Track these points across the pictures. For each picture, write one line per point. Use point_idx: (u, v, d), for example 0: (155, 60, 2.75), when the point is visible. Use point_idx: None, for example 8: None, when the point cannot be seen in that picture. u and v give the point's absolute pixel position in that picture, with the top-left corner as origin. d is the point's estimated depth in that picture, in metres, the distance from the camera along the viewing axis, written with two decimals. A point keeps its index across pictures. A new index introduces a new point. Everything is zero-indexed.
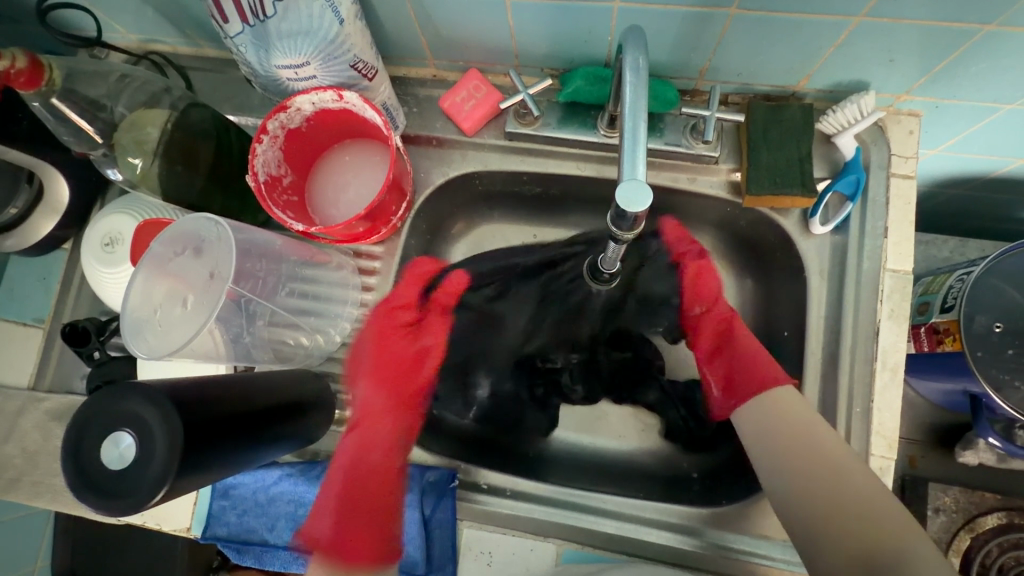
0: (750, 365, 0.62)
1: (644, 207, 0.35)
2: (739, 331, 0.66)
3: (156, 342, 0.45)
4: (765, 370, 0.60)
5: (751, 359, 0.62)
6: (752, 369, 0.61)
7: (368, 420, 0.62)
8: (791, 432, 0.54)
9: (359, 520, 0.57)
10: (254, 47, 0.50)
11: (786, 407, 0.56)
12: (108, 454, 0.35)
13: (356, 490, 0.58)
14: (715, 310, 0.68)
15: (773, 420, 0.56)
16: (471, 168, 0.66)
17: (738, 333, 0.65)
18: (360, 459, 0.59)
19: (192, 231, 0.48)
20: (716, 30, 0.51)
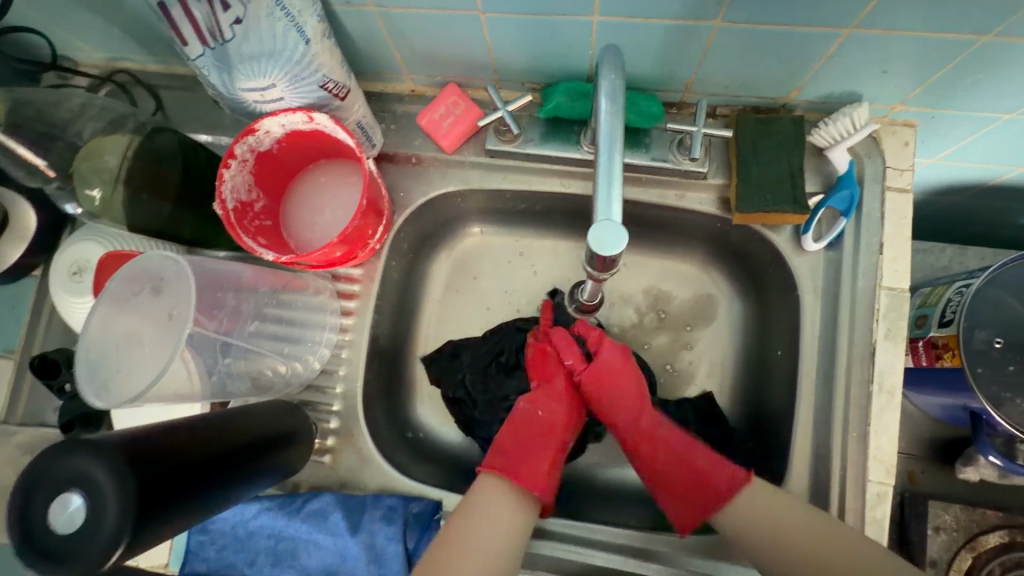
0: (680, 462, 0.56)
1: (618, 250, 0.33)
2: (652, 428, 0.59)
3: (118, 390, 0.44)
4: (718, 476, 0.54)
5: (679, 459, 0.56)
6: (695, 480, 0.55)
7: (540, 398, 0.62)
8: (764, 512, 0.51)
9: (533, 469, 0.56)
10: (217, 69, 0.47)
11: (742, 507, 0.52)
12: (56, 517, 0.33)
13: (517, 437, 0.58)
14: (634, 406, 0.60)
15: (755, 513, 0.51)
16: (452, 186, 0.64)
17: (658, 434, 0.58)
18: (536, 421, 0.60)
19: (150, 267, 0.46)
20: (701, 42, 0.49)
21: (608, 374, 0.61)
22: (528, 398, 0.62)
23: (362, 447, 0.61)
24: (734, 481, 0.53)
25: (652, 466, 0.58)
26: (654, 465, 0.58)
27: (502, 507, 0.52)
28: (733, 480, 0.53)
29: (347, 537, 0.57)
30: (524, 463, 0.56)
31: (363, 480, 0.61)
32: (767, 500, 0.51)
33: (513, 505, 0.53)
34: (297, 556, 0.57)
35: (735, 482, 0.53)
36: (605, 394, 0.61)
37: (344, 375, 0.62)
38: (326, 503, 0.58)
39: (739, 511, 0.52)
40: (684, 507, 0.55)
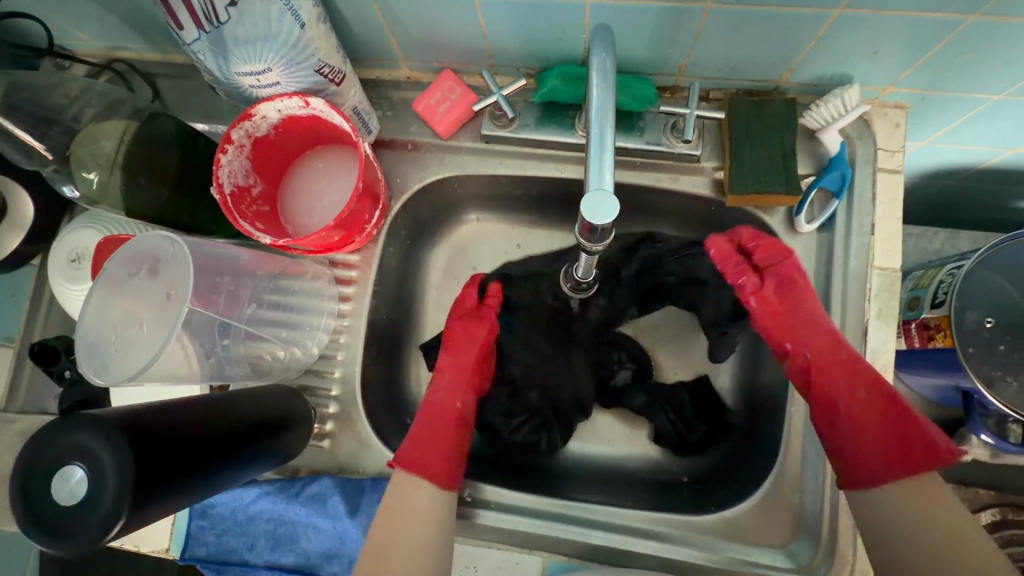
0: (897, 416, 0.50)
1: (611, 219, 0.33)
2: (852, 365, 0.53)
3: (116, 368, 0.44)
4: (931, 443, 0.48)
5: (879, 407, 0.51)
6: (903, 446, 0.49)
7: (456, 385, 0.63)
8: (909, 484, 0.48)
9: (439, 456, 0.57)
10: (212, 54, 0.48)
11: (900, 494, 0.47)
12: (59, 490, 0.34)
13: (427, 424, 0.58)
14: (824, 342, 0.55)
15: (894, 507, 0.47)
16: (449, 172, 0.65)
17: (860, 372, 0.53)
18: (445, 402, 0.61)
19: (147, 249, 0.47)
20: (693, 25, 0.49)
21: (793, 304, 0.57)
22: (431, 387, 0.62)
23: (361, 431, 0.61)
24: (940, 454, 0.48)
25: (848, 411, 0.52)
26: (851, 414, 0.52)
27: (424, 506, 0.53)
28: (949, 449, 0.48)
29: (345, 520, 0.57)
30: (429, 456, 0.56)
31: (362, 464, 0.61)
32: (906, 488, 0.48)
33: (425, 486, 0.54)
34: (296, 541, 0.58)
35: (947, 453, 0.48)
36: (792, 328, 0.57)
37: (343, 361, 0.63)
38: (325, 487, 0.58)
39: (919, 501, 0.47)
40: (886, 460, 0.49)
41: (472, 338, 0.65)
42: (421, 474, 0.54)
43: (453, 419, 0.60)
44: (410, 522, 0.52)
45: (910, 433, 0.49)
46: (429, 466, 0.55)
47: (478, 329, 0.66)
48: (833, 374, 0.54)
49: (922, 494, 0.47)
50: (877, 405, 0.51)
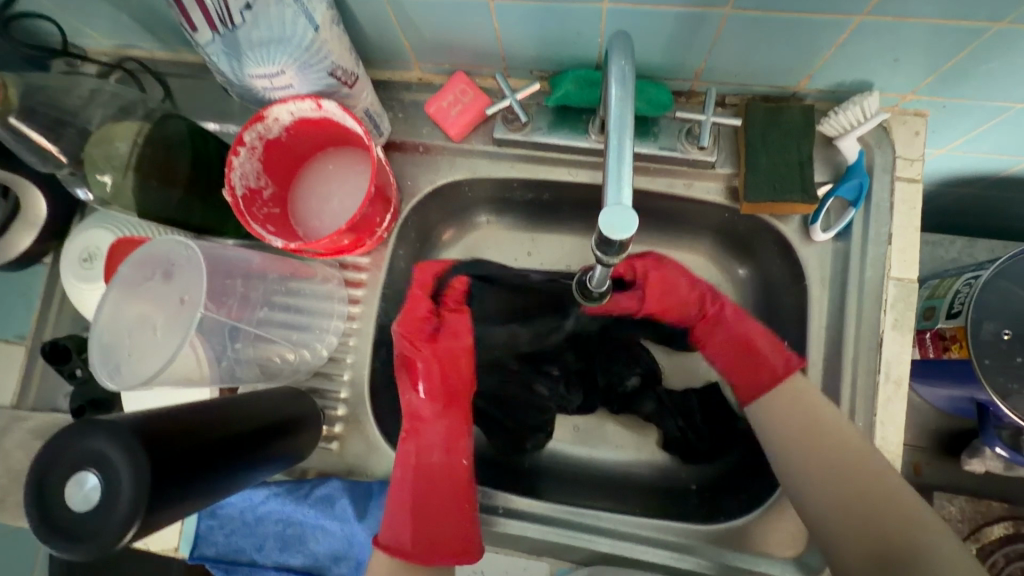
0: (742, 343, 0.60)
1: (629, 234, 0.33)
2: (718, 311, 0.63)
3: (128, 373, 0.44)
4: (772, 357, 0.57)
5: (737, 338, 0.61)
6: (755, 363, 0.58)
7: (453, 442, 0.62)
8: (803, 428, 0.52)
9: (451, 524, 0.56)
10: (226, 56, 0.47)
11: (787, 407, 0.54)
12: (73, 496, 0.34)
13: (423, 494, 0.57)
14: (691, 301, 0.65)
15: (783, 403, 0.55)
16: (460, 175, 0.64)
17: (721, 317, 0.63)
18: (437, 464, 0.60)
19: (161, 253, 0.47)
20: (712, 30, 0.48)
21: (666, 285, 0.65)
22: (416, 447, 0.59)
23: (369, 434, 0.61)
24: (789, 364, 0.56)
25: (717, 349, 0.63)
26: (716, 344, 0.63)
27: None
28: (789, 362, 0.56)
29: (354, 523, 0.57)
30: (415, 533, 0.55)
31: (370, 467, 0.61)
32: (798, 404, 0.54)
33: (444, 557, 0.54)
34: (305, 542, 0.58)
35: (791, 364, 0.56)
36: (661, 292, 0.65)
37: (352, 363, 0.63)
38: (334, 489, 0.58)
39: (782, 398, 0.55)
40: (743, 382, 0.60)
41: (429, 385, 0.62)
42: (434, 553, 0.54)
43: (446, 476, 0.59)
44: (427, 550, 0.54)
45: (763, 360, 0.58)
46: (440, 539, 0.55)
47: (437, 376, 0.63)
48: (712, 321, 0.63)
49: (795, 402, 0.54)
50: (739, 340, 0.61)
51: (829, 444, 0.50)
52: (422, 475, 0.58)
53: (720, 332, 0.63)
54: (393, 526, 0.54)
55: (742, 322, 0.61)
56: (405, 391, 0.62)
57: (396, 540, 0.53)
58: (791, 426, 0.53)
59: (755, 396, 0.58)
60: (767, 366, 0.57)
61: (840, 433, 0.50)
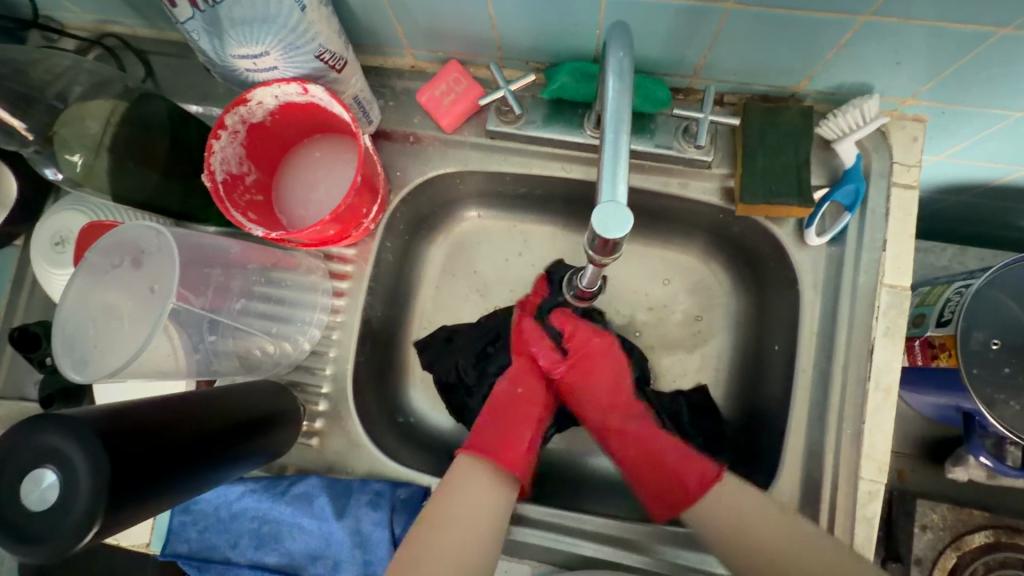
0: (653, 461, 0.55)
1: (622, 234, 0.32)
2: (628, 420, 0.58)
3: (96, 365, 0.42)
4: (689, 473, 0.52)
5: (647, 453, 0.55)
6: (663, 474, 0.53)
7: (521, 375, 0.60)
8: (732, 520, 0.48)
9: (510, 445, 0.53)
10: (207, 34, 0.45)
11: (717, 504, 0.49)
12: (28, 495, 0.32)
13: (499, 413, 0.56)
14: (611, 405, 0.59)
15: (718, 508, 0.49)
16: (451, 167, 0.63)
17: (628, 427, 0.58)
18: (517, 398, 0.58)
19: (132, 239, 0.44)
20: (713, 25, 0.47)
21: (591, 361, 0.60)
22: (506, 378, 0.60)
23: (351, 431, 0.60)
24: (706, 481, 0.51)
25: (624, 448, 0.57)
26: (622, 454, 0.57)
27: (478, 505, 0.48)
28: (706, 477, 0.51)
29: (332, 522, 0.56)
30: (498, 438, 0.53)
31: (351, 464, 0.59)
32: (727, 504, 0.49)
33: (492, 477, 0.50)
34: (281, 541, 0.56)
35: (708, 473, 0.51)
36: (583, 381, 0.60)
37: (335, 357, 0.61)
38: (313, 487, 0.57)
39: (707, 508, 0.50)
40: (657, 495, 0.54)
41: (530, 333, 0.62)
42: (490, 454, 0.52)
43: (531, 409, 0.58)
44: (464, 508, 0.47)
45: (676, 476, 0.53)
46: (503, 448, 0.53)
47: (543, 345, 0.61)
48: (619, 423, 0.58)
49: (728, 505, 0.49)
50: (649, 447, 0.56)
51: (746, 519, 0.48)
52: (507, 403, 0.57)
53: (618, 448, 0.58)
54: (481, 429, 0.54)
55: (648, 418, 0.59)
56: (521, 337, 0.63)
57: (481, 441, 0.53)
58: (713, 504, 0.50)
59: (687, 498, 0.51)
60: (690, 474, 0.52)
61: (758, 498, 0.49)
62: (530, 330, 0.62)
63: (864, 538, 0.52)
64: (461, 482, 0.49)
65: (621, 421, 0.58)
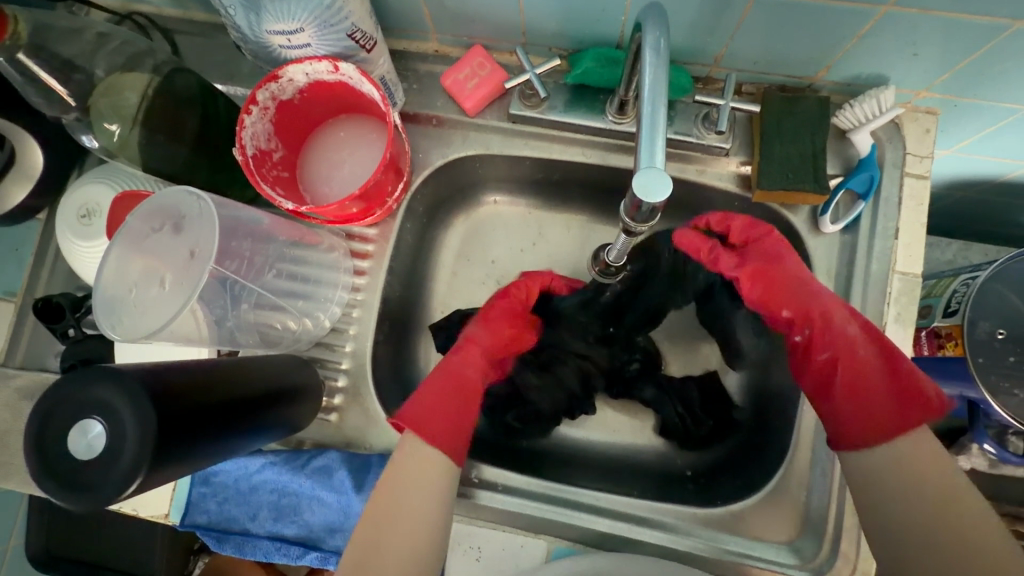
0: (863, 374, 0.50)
1: (662, 199, 0.33)
2: (841, 323, 0.52)
3: (131, 327, 0.43)
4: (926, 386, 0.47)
5: (880, 372, 0.49)
6: (871, 391, 0.49)
7: (480, 357, 0.60)
8: (901, 455, 0.45)
9: (453, 432, 0.53)
10: (244, 10, 0.46)
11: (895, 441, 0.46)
12: (75, 444, 0.33)
13: (452, 391, 0.55)
14: (809, 292, 0.55)
15: (888, 451, 0.46)
16: (472, 150, 0.64)
17: (854, 348, 0.51)
18: (465, 371, 0.58)
19: (172, 205, 0.46)
20: (737, 13, 0.48)
21: (776, 267, 0.56)
22: (458, 357, 0.59)
23: (370, 407, 0.61)
24: (926, 412, 0.47)
25: (834, 359, 0.52)
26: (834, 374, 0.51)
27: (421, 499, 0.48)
28: (932, 405, 0.47)
29: (351, 495, 0.57)
30: (437, 421, 0.52)
31: (369, 439, 0.60)
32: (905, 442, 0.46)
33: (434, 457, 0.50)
34: (300, 513, 0.57)
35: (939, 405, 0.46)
36: (778, 286, 0.56)
37: (355, 335, 0.62)
38: (332, 460, 0.58)
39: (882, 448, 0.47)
40: (885, 411, 0.48)
41: (499, 324, 0.63)
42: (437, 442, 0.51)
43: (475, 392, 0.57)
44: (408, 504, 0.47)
45: (902, 381, 0.48)
46: (449, 432, 0.52)
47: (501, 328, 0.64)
48: (824, 335, 0.53)
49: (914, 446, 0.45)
50: (870, 356, 0.50)
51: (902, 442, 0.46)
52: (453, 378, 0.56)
53: (842, 370, 0.51)
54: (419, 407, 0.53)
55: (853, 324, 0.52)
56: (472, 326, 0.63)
57: (419, 417, 0.52)
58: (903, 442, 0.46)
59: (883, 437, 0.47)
60: (921, 388, 0.48)
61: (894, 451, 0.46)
62: (740, 221, 0.59)
63: None
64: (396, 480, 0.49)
65: (828, 335, 0.53)
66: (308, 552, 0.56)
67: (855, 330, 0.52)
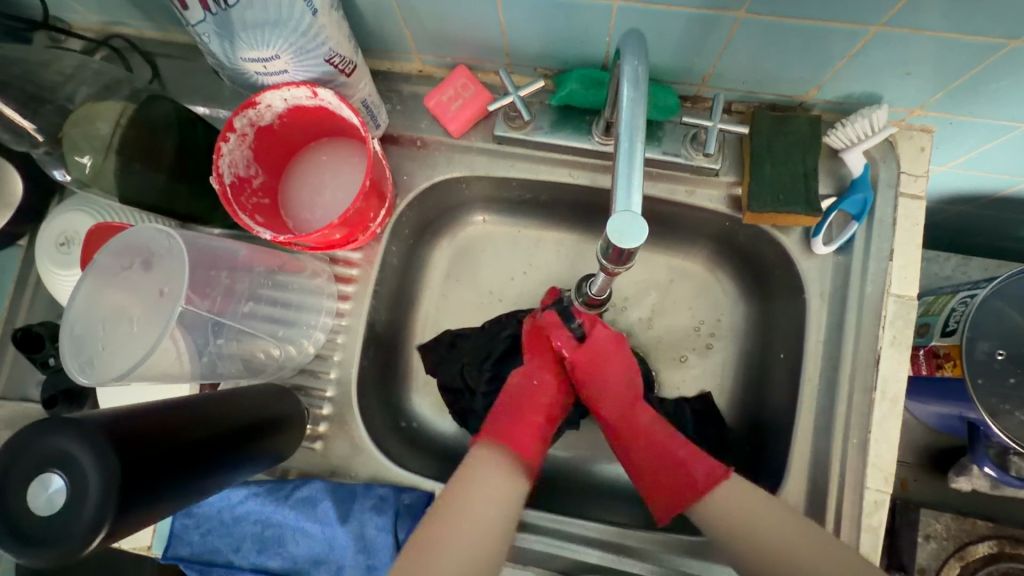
0: (659, 452, 0.54)
1: (638, 243, 0.33)
2: (647, 419, 0.57)
3: (102, 368, 0.43)
4: (697, 468, 0.51)
5: (656, 450, 0.54)
6: (672, 467, 0.52)
7: (534, 367, 0.61)
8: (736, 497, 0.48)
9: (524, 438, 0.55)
10: (218, 37, 0.45)
11: (718, 497, 0.49)
12: (35, 498, 0.32)
13: (513, 409, 0.57)
14: (623, 398, 0.59)
15: (733, 505, 0.48)
16: (457, 171, 0.63)
17: (639, 427, 0.56)
18: (533, 393, 0.59)
19: (141, 242, 0.45)
20: (723, 33, 0.47)
21: (599, 356, 0.59)
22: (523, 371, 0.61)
23: (355, 435, 0.60)
24: (716, 476, 0.50)
25: (630, 447, 0.56)
26: (632, 459, 0.55)
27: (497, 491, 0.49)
28: (714, 474, 0.50)
29: (335, 526, 0.55)
30: (516, 436, 0.54)
31: (355, 468, 0.59)
32: (740, 499, 0.48)
33: (510, 476, 0.50)
34: (284, 545, 0.56)
35: (717, 475, 0.50)
36: (597, 374, 0.59)
37: (339, 361, 0.61)
38: (316, 491, 0.56)
39: (717, 504, 0.48)
40: (658, 490, 0.52)
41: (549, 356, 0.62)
42: (512, 451, 0.53)
43: (545, 413, 0.58)
44: (483, 496, 0.48)
45: (681, 466, 0.52)
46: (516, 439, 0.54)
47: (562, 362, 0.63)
48: (626, 423, 0.57)
49: (744, 498, 0.48)
50: (664, 437, 0.55)
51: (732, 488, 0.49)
52: (520, 399, 0.58)
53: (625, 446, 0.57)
54: (495, 427, 0.55)
55: (659, 420, 0.57)
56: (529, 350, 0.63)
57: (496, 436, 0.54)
58: (728, 500, 0.48)
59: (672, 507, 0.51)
60: (693, 471, 0.51)
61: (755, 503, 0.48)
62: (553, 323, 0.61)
63: (871, 549, 0.51)
64: (484, 468, 0.50)
65: (631, 416, 0.57)
66: None
67: (655, 419, 0.57)
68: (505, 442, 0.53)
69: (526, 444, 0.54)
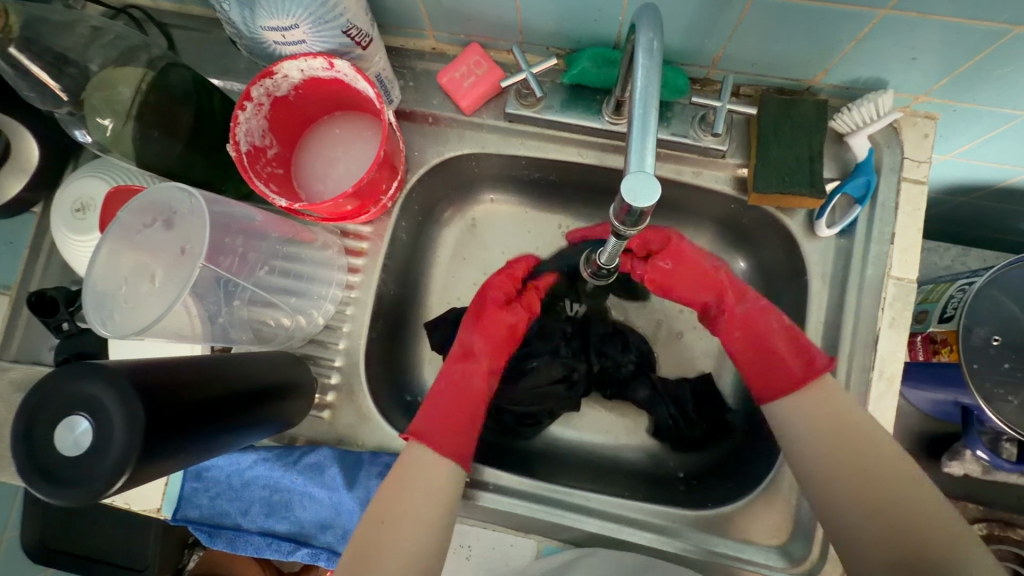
0: (764, 338, 0.56)
1: (650, 204, 0.34)
2: (736, 304, 0.59)
3: (122, 322, 0.45)
4: (795, 362, 0.53)
5: (758, 344, 0.56)
6: (773, 358, 0.55)
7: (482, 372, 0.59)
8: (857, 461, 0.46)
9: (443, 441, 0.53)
10: (238, 6, 0.46)
11: (812, 413, 0.50)
12: (62, 440, 0.33)
13: (453, 400, 0.56)
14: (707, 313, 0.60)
15: (813, 441, 0.49)
16: (468, 148, 0.63)
17: (739, 314, 0.58)
18: (466, 379, 0.58)
19: (163, 201, 0.47)
20: (735, 15, 0.48)
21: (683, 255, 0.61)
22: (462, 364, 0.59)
23: (362, 404, 0.60)
24: (812, 370, 0.52)
25: (730, 334, 0.59)
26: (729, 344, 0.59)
27: (433, 479, 0.50)
28: (811, 369, 0.52)
29: (342, 492, 0.57)
30: (441, 428, 0.54)
31: (361, 437, 0.60)
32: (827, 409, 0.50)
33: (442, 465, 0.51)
34: (291, 509, 0.58)
35: (816, 368, 0.52)
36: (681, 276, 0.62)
37: (348, 332, 0.62)
38: (324, 458, 0.57)
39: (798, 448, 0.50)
40: (772, 386, 0.54)
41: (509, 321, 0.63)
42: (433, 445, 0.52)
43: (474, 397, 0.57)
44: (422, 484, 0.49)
45: (784, 363, 0.54)
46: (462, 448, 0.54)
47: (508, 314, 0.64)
48: (729, 306, 0.60)
49: (825, 405, 0.50)
50: (783, 330, 0.55)
51: (838, 431, 0.48)
52: (461, 384, 0.58)
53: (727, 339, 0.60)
54: (428, 417, 0.54)
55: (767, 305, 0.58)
56: (465, 331, 0.62)
57: (421, 428, 0.53)
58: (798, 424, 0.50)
59: (783, 390, 0.53)
60: (793, 369, 0.53)
61: (874, 444, 0.47)
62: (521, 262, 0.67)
63: None
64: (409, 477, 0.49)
65: (733, 293, 0.60)
66: (299, 548, 0.57)
67: (760, 303, 0.58)
68: (425, 437, 0.53)
69: (459, 443, 0.54)
